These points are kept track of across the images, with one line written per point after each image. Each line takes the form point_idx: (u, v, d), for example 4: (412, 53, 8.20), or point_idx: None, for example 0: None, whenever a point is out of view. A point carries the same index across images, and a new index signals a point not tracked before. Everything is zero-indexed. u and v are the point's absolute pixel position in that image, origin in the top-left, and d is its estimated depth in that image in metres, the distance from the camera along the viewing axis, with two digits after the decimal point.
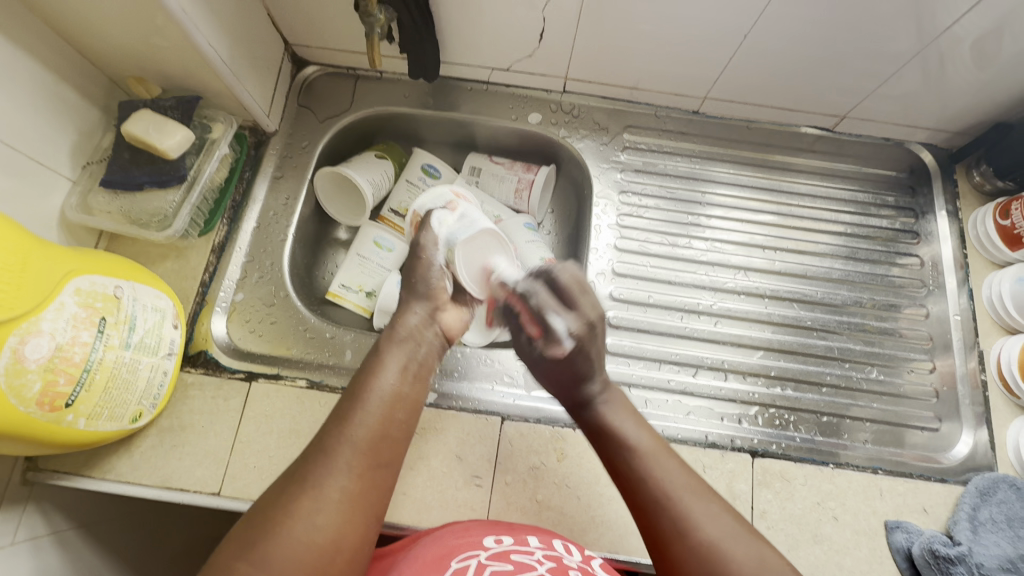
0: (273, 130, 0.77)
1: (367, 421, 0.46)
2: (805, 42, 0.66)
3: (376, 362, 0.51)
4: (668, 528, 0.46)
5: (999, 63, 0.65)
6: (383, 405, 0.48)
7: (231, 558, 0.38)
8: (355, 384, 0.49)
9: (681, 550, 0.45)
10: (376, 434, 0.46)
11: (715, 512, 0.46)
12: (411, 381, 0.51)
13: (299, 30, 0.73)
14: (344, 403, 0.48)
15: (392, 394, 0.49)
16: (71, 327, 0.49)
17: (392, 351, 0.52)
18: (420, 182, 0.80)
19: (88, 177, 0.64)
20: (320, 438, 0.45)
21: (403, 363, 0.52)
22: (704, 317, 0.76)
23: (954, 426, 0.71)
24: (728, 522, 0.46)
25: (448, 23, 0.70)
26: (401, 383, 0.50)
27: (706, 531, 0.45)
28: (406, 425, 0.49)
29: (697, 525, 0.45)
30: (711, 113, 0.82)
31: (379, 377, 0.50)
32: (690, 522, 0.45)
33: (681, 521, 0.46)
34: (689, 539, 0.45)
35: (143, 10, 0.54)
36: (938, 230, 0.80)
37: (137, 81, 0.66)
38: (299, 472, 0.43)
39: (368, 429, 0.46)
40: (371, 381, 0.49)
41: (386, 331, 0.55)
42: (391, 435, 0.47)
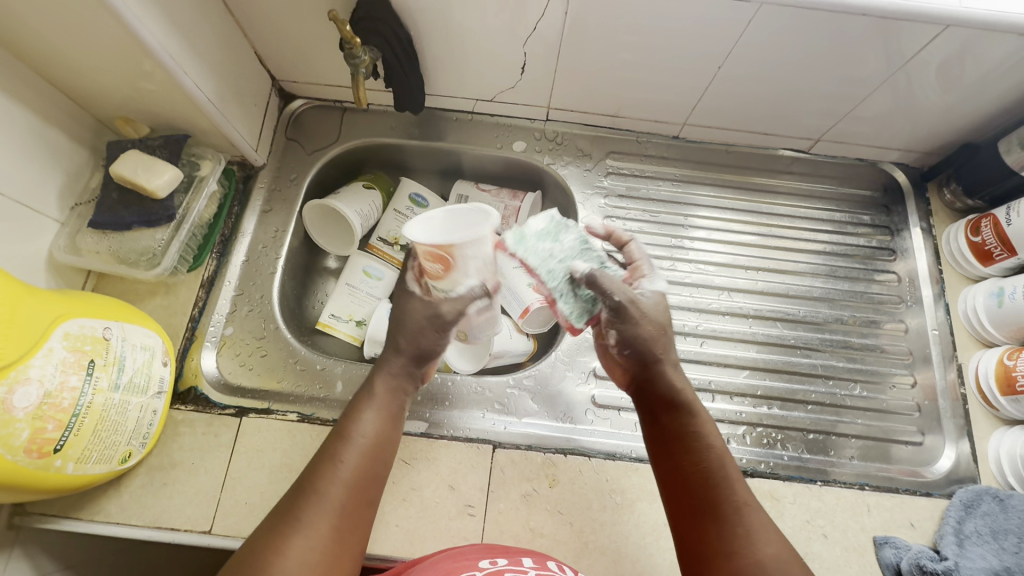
0: (261, 164, 0.78)
1: (352, 465, 0.47)
2: (777, 69, 0.68)
3: (360, 406, 0.51)
4: (732, 537, 0.44)
5: (961, 88, 0.67)
6: (367, 450, 0.48)
7: None
8: (339, 427, 0.50)
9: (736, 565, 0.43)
10: (362, 478, 0.47)
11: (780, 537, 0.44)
12: (393, 424, 0.52)
13: (286, 66, 0.75)
14: (332, 443, 0.48)
15: (377, 438, 0.49)
16: (59, 372, 0.49)
17: (377, 394, 0.53)
18: (408, 211, 0.81)
19: (77, 218, 0.65)
20: (305, 479, 0.46)
21: (386, 408, 0.52)
22: (690, 338, 0.77)
23: (937, 439, 0.72)
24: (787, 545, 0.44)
25: (432, 57, 0.72)
26: (384, 428, 0.51)
27: (768, 549, 0.43)
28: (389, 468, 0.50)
29: (756, 540, 0.44)
30: (690, 138, 0.85)
31: (364, 421, 0.50)
32: (749, 537, 0.44)
33: (745, 535, 0.44)
34: (744, 556, 0.43)
35: (131, 56, 0.55)
36: (914, 246, 0.82)
37: (125, 121, 0.67)
38: (283, 512, 0.43)
39: (354, 474, 0.46)
40: (355, 424, 0.50)
41: (371, 372, 0.55)
42: (376, 476, 0.48)
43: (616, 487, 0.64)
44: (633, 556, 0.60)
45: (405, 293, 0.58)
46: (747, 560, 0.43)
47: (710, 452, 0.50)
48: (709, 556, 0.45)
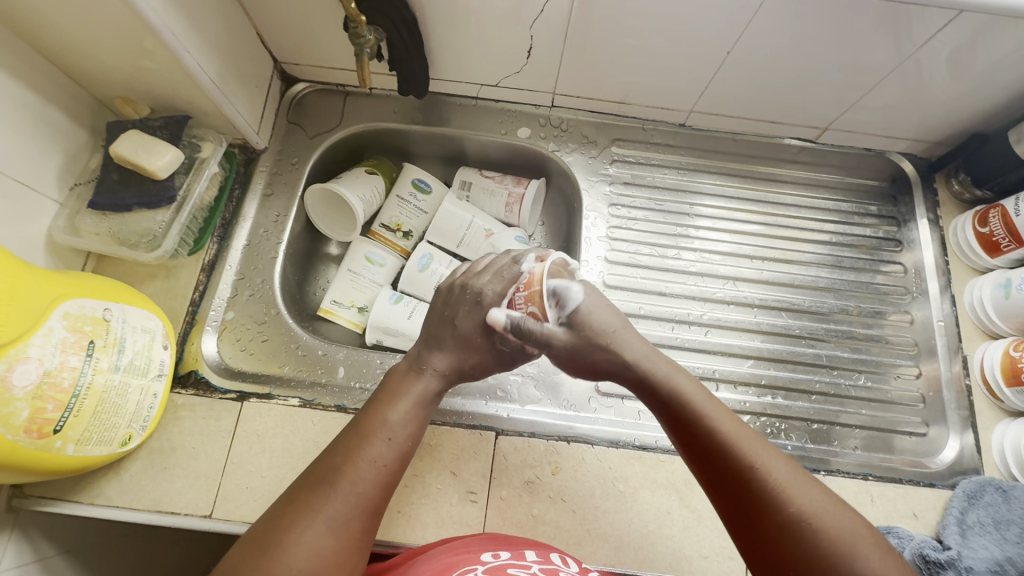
0: (262, 148, 0.77)
1: (379, 466, 0.45)
2: (787, 56, 0.67)
3: (395, 401, 0.50)
4: (760, 501, 0.42)
5: (973, 77, 0.67)
6: (396, 451, 0.47)
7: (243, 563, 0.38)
8: (371, 417, 0.48)
9: (774, 526, 0.41)
10: (387, 480, 0.46)
11: (811, 484, 0.43)
12: (421, 427, 0.51)
13: (289, 48, 0.74)
14: (360, 430, 0.47)
15: (408, 442, 0.48)
16: (59, 352, 0.48)
17: (415, 392, 0.51)
18: (410, 197, 0.80)
19: (76, 198, 0.64)
20: (333, 467, 0.44)
21: (419, 407, 0.51)
22: (694, 327, 0.77)
23: (941, 430, 0.72)
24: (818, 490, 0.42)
25: (436, 40, 0.70)
26: (414, 428, 0.49)
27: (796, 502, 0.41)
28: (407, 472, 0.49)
29: (786, 494, 0.42)
30: (696, 126, 0.84)
31: (397, 417, 0.48)
32: (778, 496, 0.42)
33: (771, 493, 0.42)
34: (779, 515, 0.41)
35: (132, 33, 0.54)
36: (920, 237, 0.82)
37: (125, 102, 0.66)
38: (309, 500, 0.42)
39: (383, 476, 0.45)
40: (388, 419, 0.48)
41: (413, 362, 0.54)
42: (396, 474, 0.47)
43: (619, 475, 0.63)
44: (636, 543, 0.60)
45: (474, 292, 0.56)
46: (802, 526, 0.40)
47: (711, 417, 0.47)
48: (748, 524, 0.43)
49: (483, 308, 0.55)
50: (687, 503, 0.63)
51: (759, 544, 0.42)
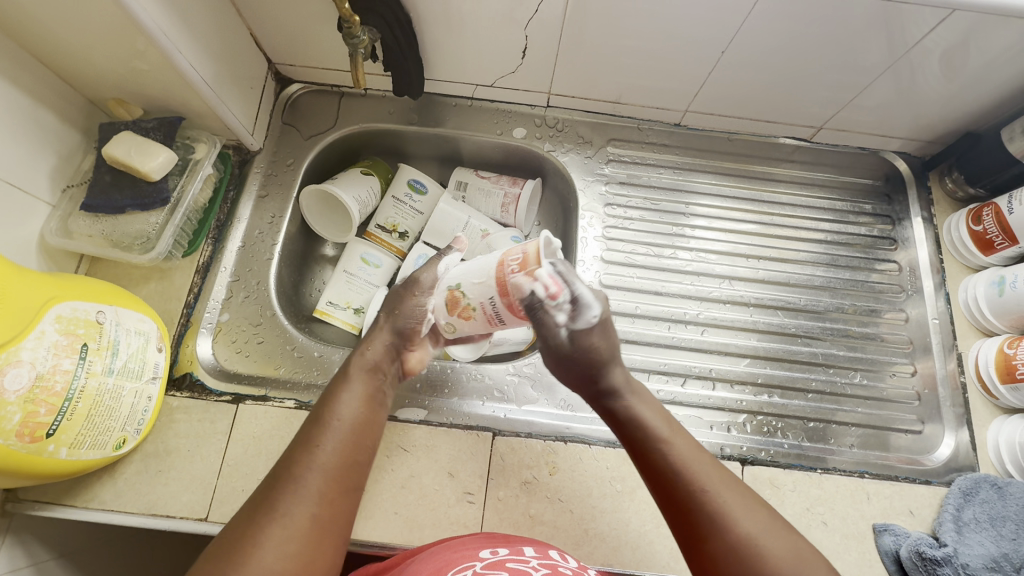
0: (257, 149, 0.77)
1: (334, 451, 0.46)
2: (781, 55, 0.68)
3: (337, 392, 0.50)
4: (710, 523, 0.45)
5: (966, 75, 0.67)
6: (348, 433, 0.48)
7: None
8: (319, 411, 0.49)
9: (720, 548, 0.44)
10: (344, 460, 0.46)
11: (758, 509, 0.46)
12: (373, 411, 0.51)
13: (283, 49, 0.74)
14: (308, 431, 0.47)
15: (357, 422, 0.49)
16: (52, 355, 0.48)
17: (359, 380, 0.52)
18: (406, 198, 0.80)
19: (68, 200, 0.63)
20: (287, 464, 0.45)
21: (367, 390, 0.52)
22: (691, 326, 0.77)
23: (936, 428, 0.72)
24: (764, 517, 0.45)
25: (431, 40, 0.70)
26: (366, 409, 0.50)
27: (744, 527, 0.44)
28: (373, 450, 0.49)
29: (733, 519, 0.45)
30: (692, 126, 0.84)
31: (343, 405, 0.50)
32: (725, 519, 0.45)
33: (721, 516, 0.45)
34: (727, 538, 0.44)
35: (124, 33, 0.54)
36: (915, 235, 0.82)
37: (118, 103, 0.65)
38: (265, 497, 0.43)
39: (332, 466, 0.45)
40: (335, 409, 0.49)
41: (354, 354, 0.55)
42: (357, 461, 0.47)
43: (617, 475, 0.63)
44: (634, 543, 0.60)
45: (414, 282, 0.58)
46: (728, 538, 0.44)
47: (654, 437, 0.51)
48: (694, 543, 0.46)
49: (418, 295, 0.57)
50: None
51: (704, 564, 0.45)
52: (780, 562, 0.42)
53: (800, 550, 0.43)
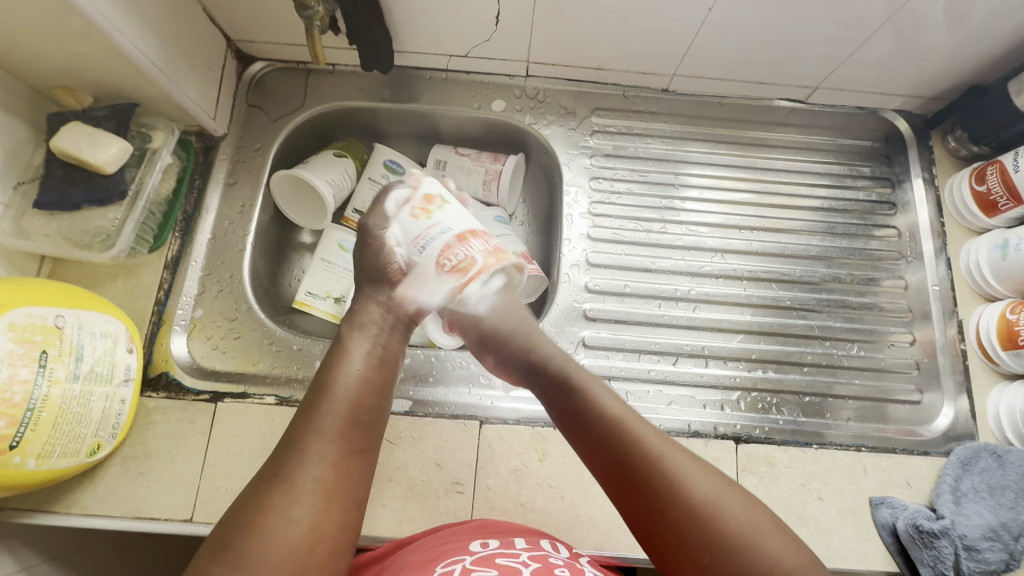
0: (222, 134, 0.73)
1: (336, 412, 0.45)
2: (772, 11, 0.63)
3: (338, 353, 0.49)
4: (667, 498, 0.43)
5: (971, 24, 0.62)
6: (351, 393, 0.47)
7: (210, 561, 0.38)
8: (321, 373, 0.48)
9: (677, 522, 0.43)
10: (347, 422, 0.45)
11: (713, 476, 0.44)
12: (377, 368, 0.49)
13: (241, 24, 0.69)
14: (309, 396, 0.46)
15: (358, 383, 0.48)
16: (7, 365, 0.46)
17: (354, 340, 0.50)
18: (383, 180, 0.77)
19: (21, 198, 0.60)
20: (291, 428, 0.45)
21: (366, 350, 0.50)
22: (682, 303, 0.74)
23: (935, 397, 0.71)
24: (717, 476, 0.44)
25: (397, 9, 0.66)
26: (366, 368, 0.49)
27: (701, 489, 0.43)
28: (380, 408, 0.48)
29: (689, 482, 0.43)
30: (681, 91, 0.79)
31: (342, 368, 0.48)
32: (681, 487, 0.43)
33: (676, 491, 0.43)
34: (682, 508, 0.43)
35: (55, 15, 0.50)
36: (915, 198, 0.79)
37: (65, 91, 0.61)
38: (273, 464, 0.43)
39: (335, 430, 0.44)
40: (333, 372, 0.48)
41: (346, 318, 0.53)
42: (362, 421, 0.47)
43: None
44: (627, 526, 0.59)
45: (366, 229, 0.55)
46: (681, 510, 0.43)
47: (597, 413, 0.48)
48: (654, 520, 0.44)
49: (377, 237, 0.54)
50: None
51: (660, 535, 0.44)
52: (738, 531, 0.41)
53: (758, 509, 0.43)
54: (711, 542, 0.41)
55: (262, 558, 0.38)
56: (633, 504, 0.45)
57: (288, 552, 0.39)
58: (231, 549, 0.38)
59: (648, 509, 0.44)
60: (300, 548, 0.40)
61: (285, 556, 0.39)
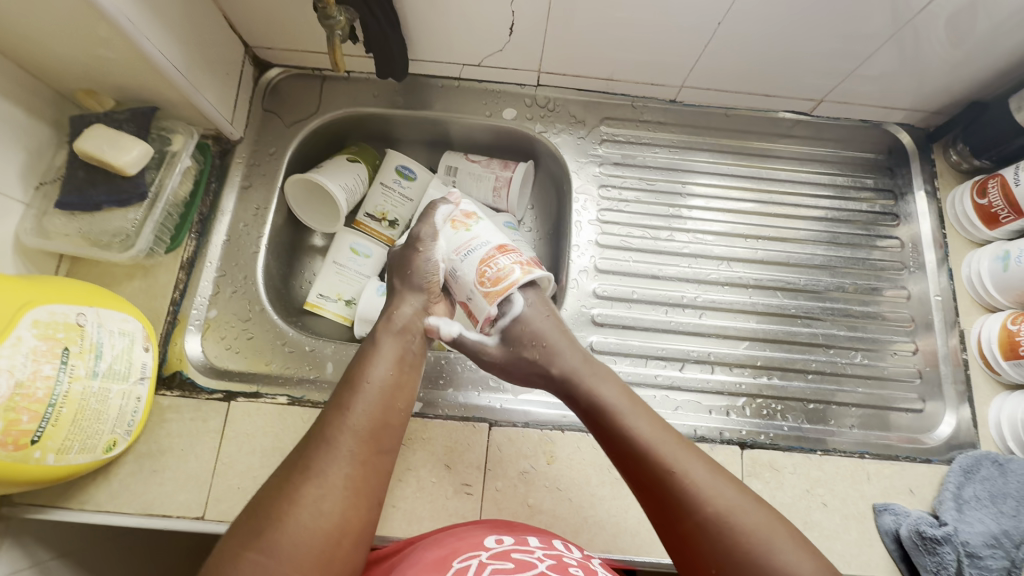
0: (238, 138, 0.75)
1: (365, 412, 0.48)
2: (780, 27, 0.65)
3: (367, 356, 0.52)
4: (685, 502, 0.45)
5: (972, 41, 0.64)
6: (380, 396, 0.49)
7: (243, 548, 0.40)
8: (351, 375, 0.51)
9: (692, 527, 0.45)
10: (376, 421, 0.48)
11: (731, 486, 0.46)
12: (405, 375, 0.53)
13: (260, 31, 0.70)
14: (341, 394, 0.49)
15: (387, 385, 0.50)
16: (30, 362, 0.47)
17: (389, 342, 0.54)
18: (394, 185, 0.78)
19: (43, 198, 0.61)
20: (320, 425, 0.47)
21: (398, 353, 0.53)
22: (689, 309, 0.75)
23: (937, 406, 0.72)
24: (735, 485, 0.46)
25: (414, 19, 0.67)
26: (396, 373, 0.52)
27: (718, 498, 0.45)
28: (405, 411, 0.51)
29: (707, 491, 0.45)
30: (688, 102, 0.81)
31: (375, 369, 0.51)
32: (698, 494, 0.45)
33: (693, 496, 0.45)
34: (698, 515, 0.45)
35: (85, 21, 0.51)
36: (917, 210, 0.80)
37: (87, 94, 0.62)
38: (302, 458, 0.44)
39: (363, 429, 0.47)
40: (365, 372, 0.51)
41: (380, 320, 0.57)
42: (389, 422, 0.49)
43: None
44: (634, 529, 0.60)
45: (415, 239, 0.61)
46: (700, 516, 0.45)
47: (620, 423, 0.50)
48: (671, 523, 0.46)
49: (426, 246, 0.60)
50: None
51: (679, 539, 0.46)
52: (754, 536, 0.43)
53: (772, 522, 0.44)
54: (728, 547, 0.43)
55: (291, 546, 0.40)
56: (656, 509, 0.47)
57: (315, 544, 0.41)
58: (263, 537, 0.40)
59: (665, 510, 0.46)
60: (326, 540, 0.41)
61: (312, 547, 0.40)
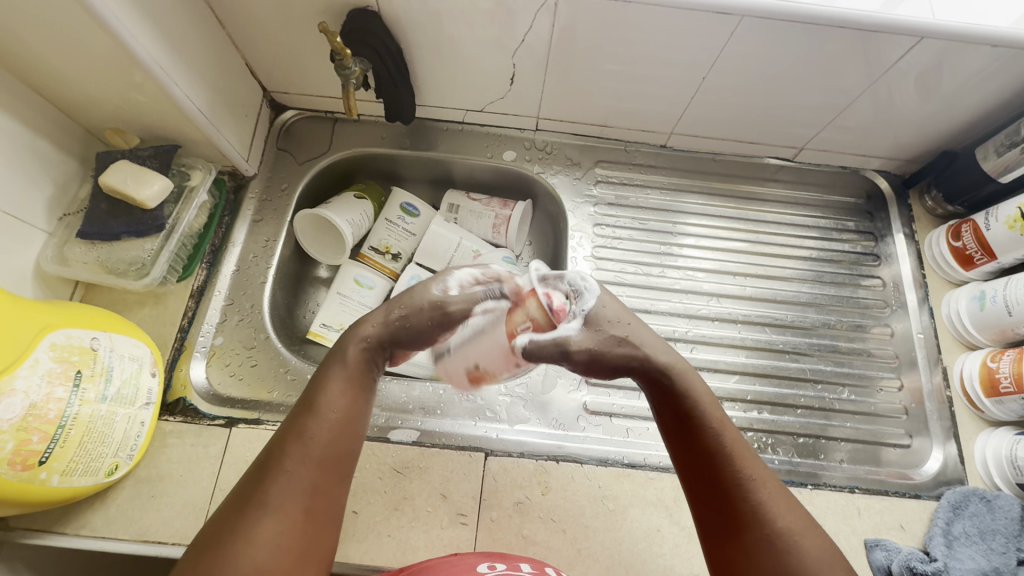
0: (252, 174, 0.79)
1: (320, 440, 0.44)
2: (760, 80, 0.70)
3: (326, 380, 0.47)
4: (749, 515, 0.43)
5: (940, 98, 0.69)
6: (337, 420, 0.45)
7: None
8: (306, 400, 0.46)
9: (752, 541, 0.43)
10: (332, 452, 0.44)
11: (798, 508, 0.44)
12: (364, 399, 0.48)
13: (279, 78, 0.76)
14: (295, 420, 0.44)
15: (345, 411, 0.46)
16: (46, 384, 0.48)
17: (347, 369, 0.48)
18: (399, 220, 0.82)
19: (65, 228, 0.65)
20: (275, 453, 0.43)
21: (358, 378, 0.48)
22: (680, 343, 0.78)
23: (924, 442, 0.73)
24: (801, 512, 0.44)
25: (422, 69, 0.73)
26: (354, 398, 0.47)
27: (784, 519, 0.43)
28: (360, 438, 0.47)
29: (774, 511, 0.43)
30: (677, 147, 0.86)
31: (333, 394, 0.46)
32: (764, 512, 0.43)
33: (759, 511, 0.43)
34: (760, 532, 0.43)
35: (120, 67, 0.56)
36: (897, 251, 0.84)
37: (115, 132, 0.67)
38: (250, 491, 0.41)
39: (318, 460, 0.43)
40: (323, 397, 0.46)
41: (344, 340, 0.50)
42: (346, 452, 0.45)
43: (609, 493, 0.64)
44: (627, 562, 0.61)
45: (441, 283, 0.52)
46: (766, 532, 0.43)
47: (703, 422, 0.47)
48: (724, 531, 0.45)
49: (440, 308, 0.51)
50: (676, 520, 0.63)
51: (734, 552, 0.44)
52: (813, 561, 0.41)
53: (832, 550, 0.42)
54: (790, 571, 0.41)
55: None
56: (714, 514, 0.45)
57: None
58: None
59: (728, 519, 0.44)
60: None
61: None
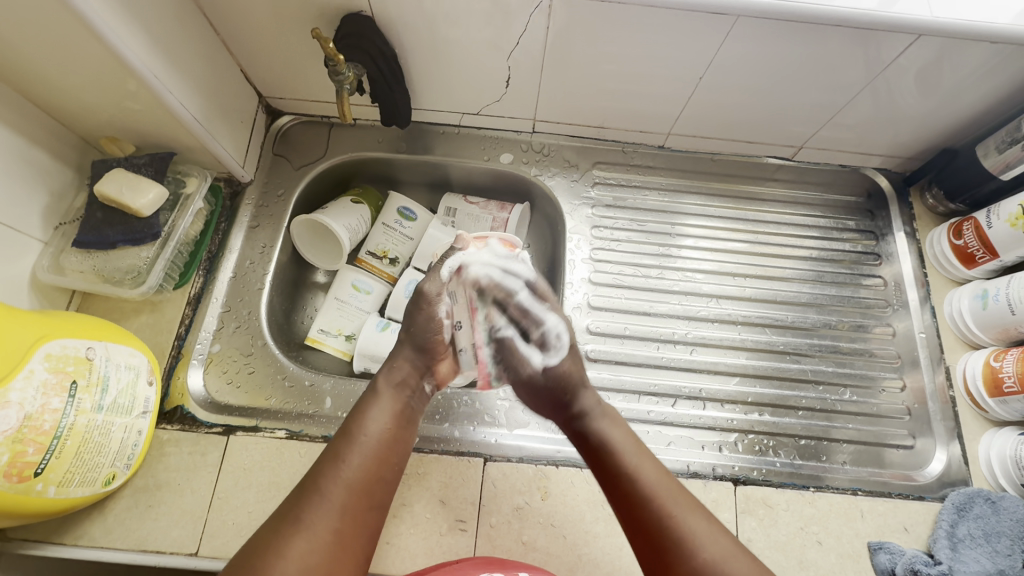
0: (249, 180, 0.78)
1: (358, 464, 0.49)
2: (757, 80, 0.69)
3: (367, 408, 0.54)
4: (675, 549, 0.48)
5: (940, 95, 0.69)
6: (375, 447, 0.51)
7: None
8: (348, 427, 0.52)
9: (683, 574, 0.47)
10: (367, 476, 0.49)
11: (724, 537, 0.49)
12: (401, 430, 0.54)
13: (274, 83, 0.75)
14: (337, 445, 0.50)
15: (384, 438, 0.52)
16: (41, 395, 0.48)
17: (388, 395, 0.56)
18: (395, 224, 0.81)
19: (61, 237, 0.64)
20: (314, 476, 0.48)
21: (395, 407, 0.55)
22: (680, 346, 0.77)
23: (928, 442, 0.72)
24: (727, 539, 0.49)
25: (417, 72, 0.72)
26: (393, 425, 0.53)
27: (708, 549, 0.47)
28: (399, 466, 0.52)
29: (699, 543, 0.48)
30: (675, 147, 0.85)
31: (371, 421, 0.52)
32: (692, 545, 0.48)
33: (684, 544, 0.48)
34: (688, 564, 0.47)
35: (113, 75, 0.56)
36: (898, 250, 0.83)
37: (110, 141, 0.67)
38: (290, 510, 0.45)
39: (354, 485, 0.48)
40: (364, 424, 0.52)
41: (382, 370, 0.58)
42: (381, 478, 0.50)
43: None
44: (627, 567, 0.60)
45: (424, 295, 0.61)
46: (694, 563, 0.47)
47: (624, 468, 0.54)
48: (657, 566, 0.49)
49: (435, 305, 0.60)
50: None
51: None
52: None
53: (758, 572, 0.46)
54: None
55: None
56: (647, 553, 0.50)
57: None
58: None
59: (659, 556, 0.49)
60: None
61: None
